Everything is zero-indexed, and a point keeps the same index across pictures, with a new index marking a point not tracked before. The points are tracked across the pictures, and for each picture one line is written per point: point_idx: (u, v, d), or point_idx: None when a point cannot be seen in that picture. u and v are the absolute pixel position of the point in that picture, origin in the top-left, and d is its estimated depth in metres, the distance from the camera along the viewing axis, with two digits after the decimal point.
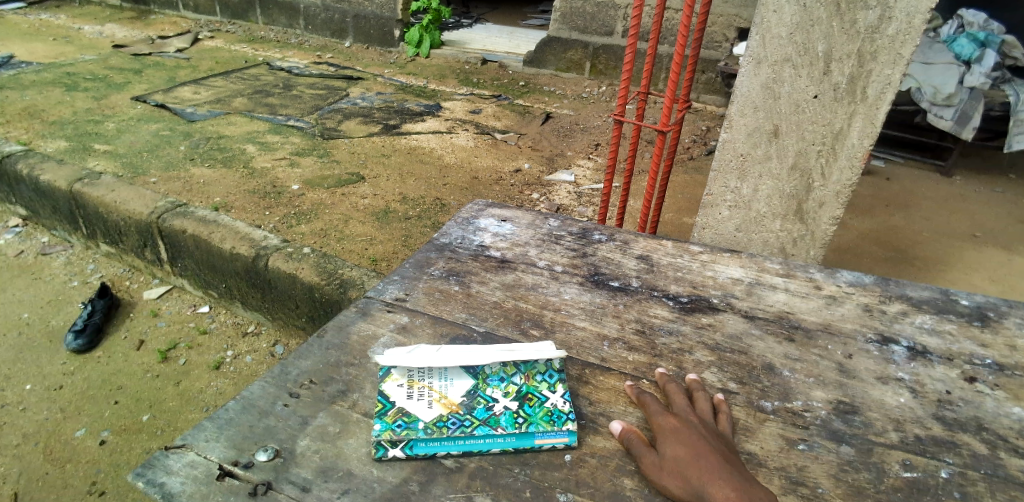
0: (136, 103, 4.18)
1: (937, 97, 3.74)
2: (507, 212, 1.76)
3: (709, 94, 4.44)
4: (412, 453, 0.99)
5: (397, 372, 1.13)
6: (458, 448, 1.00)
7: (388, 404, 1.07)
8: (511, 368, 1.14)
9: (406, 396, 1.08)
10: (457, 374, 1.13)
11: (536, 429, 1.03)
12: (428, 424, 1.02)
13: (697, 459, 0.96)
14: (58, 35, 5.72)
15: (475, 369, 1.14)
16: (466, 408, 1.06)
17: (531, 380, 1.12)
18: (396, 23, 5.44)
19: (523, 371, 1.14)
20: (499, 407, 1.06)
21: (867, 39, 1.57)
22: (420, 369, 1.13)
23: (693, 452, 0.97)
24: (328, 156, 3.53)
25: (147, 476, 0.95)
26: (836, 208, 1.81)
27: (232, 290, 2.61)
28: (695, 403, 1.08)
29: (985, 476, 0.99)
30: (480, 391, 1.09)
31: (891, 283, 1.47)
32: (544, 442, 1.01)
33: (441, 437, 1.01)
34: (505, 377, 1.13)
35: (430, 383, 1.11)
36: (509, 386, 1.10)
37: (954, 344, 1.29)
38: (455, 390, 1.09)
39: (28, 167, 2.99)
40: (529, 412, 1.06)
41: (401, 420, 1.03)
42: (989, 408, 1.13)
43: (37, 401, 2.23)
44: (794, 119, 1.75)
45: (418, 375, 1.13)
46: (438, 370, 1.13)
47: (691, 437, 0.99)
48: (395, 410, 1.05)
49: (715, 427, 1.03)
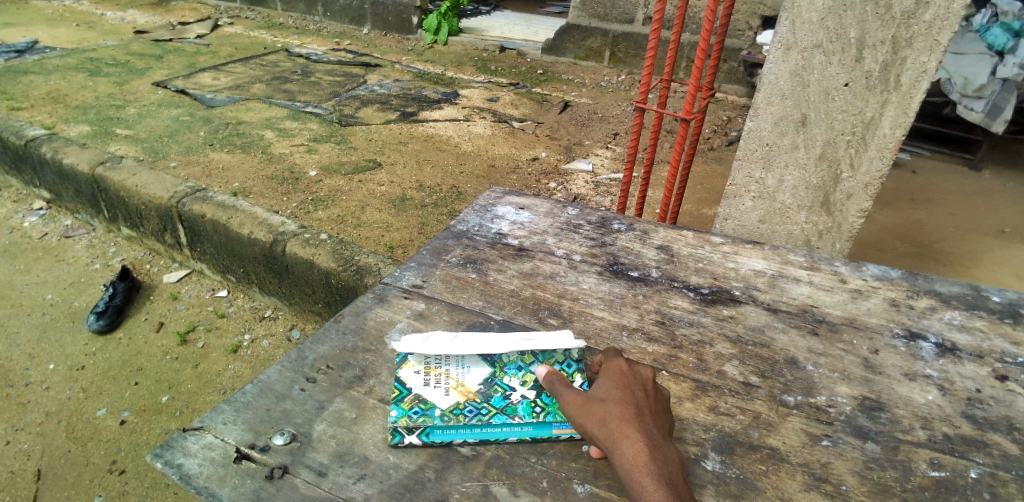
0: (157, 88, 4.21)
1: (967, 88, 3.68)
2: (525, 200, 1.74)
3: (731, 84, 4.37)
4: (429, 440, 0.98)
5: (413, 358, 1.11)
6: (474, 436, 1.00)
7: (405, 390, 1.06)
8: (530, 356, 1.11)
9: (423, 382, 1.07)
10: (474, 362, 1.11)
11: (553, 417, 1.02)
12: (444, 411, 1.02)
13: (609, 436, 0.93)
14: (82, 20, 5.78)
15: (493, 357, 1.11)
16: (483, 396, 1.05)
17: (549, 370, 1.09)
18: (414, 9, 5.42)
19: (542, 360, 1.11)
20: (516, 396, 1.05)
21: (903, 24, 1.53)
22: (437, 356, 1.11)
23: (608, 427, 0.94)
24: (345, 143, 3.54)
25: (165, 457, 0.95)
26: (864, 200, 1.77)
27: (249, 275, 2.63)
28: (623, 376, 1.01)
29: (1017, 477, 0.96)
30: (497, 380, 1.08)
31: (919, 277, 1.43)
32: (560, 432, 1.00)
33: (457, 424, 1.01)
34: (523, 366, 1.10)
35: (447, 370, 1.09)
36: (527, 376, 1.09)
37: (984, 341, 1.25)
38: (471, 378, 1.08)
39: (51, 150, 3.03)
40: (547, 401, 1.05)
41: (418, 406, 1.03)
42: (1020, 407, 1.09)
43: (60, 380, 2.27)
44: (823, 107, 1.71)
45: (434, 361, 1.11)
46: (455, 357, 1.11)
47: (610, 410, 0.96)
48: (412, 397, 1.04)
49: (638, 393, 0.99)
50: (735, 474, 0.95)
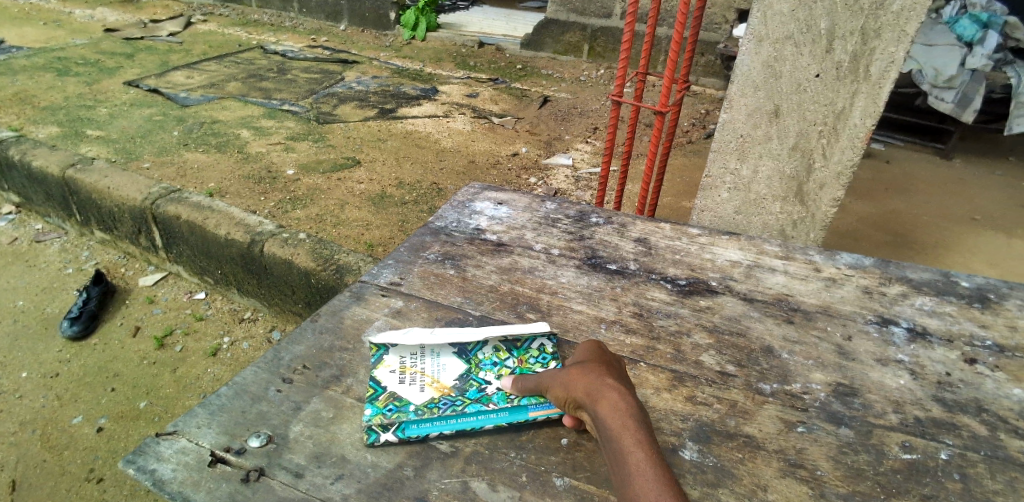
0: (129, 88, 4.13)
1: (938, 79, 3.72)
2: (503, 195, 1.74)
3: (708, 77, 4.40)
4: (405, 435, 0.98)
5: (389, 358, 1.11)
6: (450, 428, 1.00)
7: (380, 390, 1.05)
8: (504, 353, 1.15)
9: (398, 382, 1.07)
10: (450, 357, 1.12)
11: (528, 402, 1.04)
12: (419, 407, 1.02)
13: (589, 389, 0.96)
14: (49, 19, 5.64)
15: (468, 354, 1.13)
16: (459, 390, 1.07)
17: (524, 362, 1.12)
18: (391, 5, 5.37)
19: (515, 356, 1.14)
20: (492, 388, 1.07)
21: (871, 15, 1.55)
22: (413, 354, 1.12)
23: (587, 387, 0.96)
24: (323, 141, 3.50)
25: (138, 463, 0.94)
26: (837, 190, 1.79)
27: (227, 276, 2.60)
28: (595, 349, 1.06)
29: (985, 457, 0.98)
30: (473, 375, 1.10)
31: (891, 265, 1.46)
32: (537, 414, 1.01)
33: (432, 417, 1.01)
34: (498, 360, 1.13)
35: (422, 369, 1.10)
36: (502, 370, 1.11)
37: (953, 325, 1.28)
38: (447, 373, 1.09)
39: (20, 153, 2.96)
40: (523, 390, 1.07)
41: (393, 404, 1.02)
42: (989, 389, 1.12)
43: (33, 388, 2.23)
44: (796, 99, 1.73)
45: (409, 360, 1.11)
46: (431, 354, 1.13)
47: (585, 374, 0.99)
48: (387, 396, 1.04)
49: (609, 363, 1.03)
50: (713, 462, 0.96)
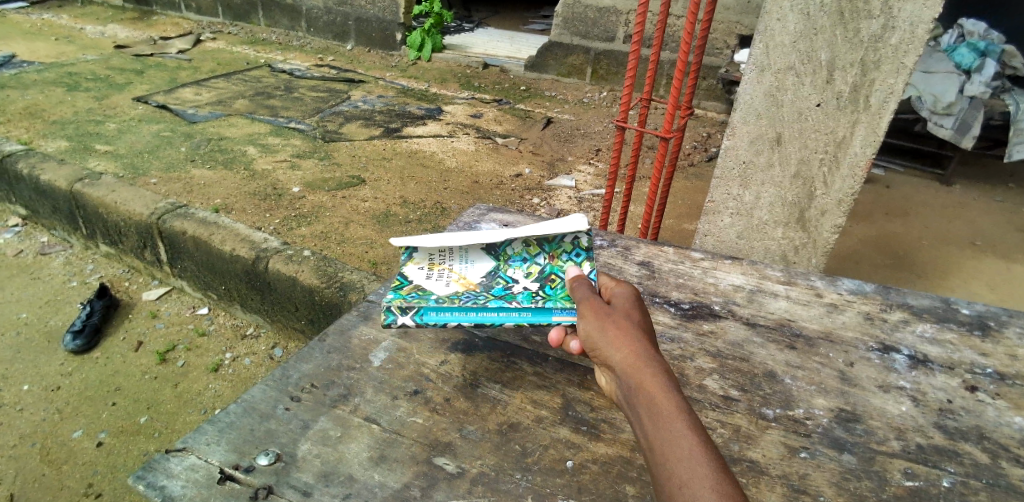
0: (137, 103, 4.19)
1: (937, 105, 3.77)
2: (508, 217, 1.76)
3: (710, 101, 4.45)
4: (422, 321, 1.12)
5: (418, 256, 1.29)
6: (468, 320, 1.12)
7: (405, 282, 1.22)
8: (534, 249, 1.31)
9: (425, 276, 1.24)
10: (478, 257, 1.29)
11: (554, 305, 1.15)
12: (439, 297, 1.17)
13: (622, 352, 0.94)
14: (60, 35, 5.73)
15: (496, 251, 1.31)
16: (482, 286, 1.22)
17: (555, 261, 1.27)
18: (397, 26, 5.44)
19: (547, 251, 1.30)
20: (518, 287, 1.21)
21: (870, 48, 1.59)
22: (441, 254, 1.30)
23: (622, 349, 0.95)
24: (329, 159, 3.54)
25: (147, 479, 0.95)
26: (838, 216, 1.82)
27: (231, 292, 2.61)
28: (631, 307, 1.03)
29: (986, 485, 0.99)
30: (501, 273, 1.26)
31: (892, 291, 1.48)
32: (560, 318, 1.11)
33: (451, 307, 1.14)
34: (528, 258, 1.29)
35: (450, 266, 1.28)
36: (532, 268, 1.26)
37: (954, 352, 1.29)
38: (472, 272, 1.25)
39: (29, 167, 2.99)
40: (549, 291, 1.19)
41: (416, 292, 1.18)
42: (989, 417, 1.13)
43: (34, 401, 2.23)
44: (797, 127, 1.77)
45: (438, 258, 1.30)
46: (459, 255, 1.30)
47: (621, 336, 0.96)
48: (411, 285, 1.21)
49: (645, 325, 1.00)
50: None
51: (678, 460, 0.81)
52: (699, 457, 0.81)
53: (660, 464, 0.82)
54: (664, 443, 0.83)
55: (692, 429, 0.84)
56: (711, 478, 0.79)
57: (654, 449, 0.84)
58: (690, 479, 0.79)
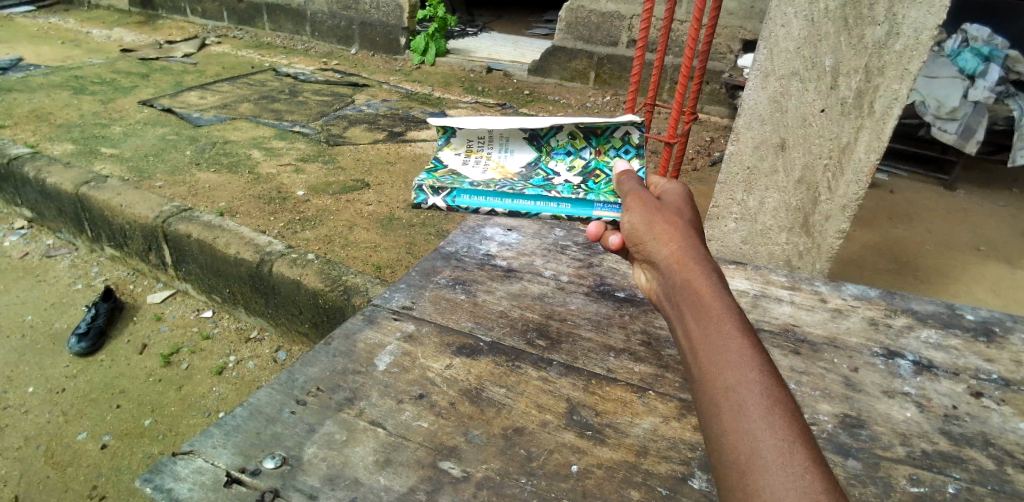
0: (143, 107, 4.21)
1: (941, 111, 3.76)
2: (513, 222, 1.76)
3: (713, 105, 4.46)
4: (454, 204, 1.18)
5: (455, 142, 1.33)
6: (504, 207, 1.19)
7: (441, 165, 1.27)
8: (580, 142, 1.33)
9: (461, 162, 1.29)
10: (518, 148, 1.33)
11: (599, 198, 1.19)
12: (475, 182, 1.21)
13: (666, 241, 0.92)
14: (67, 38, 5.77)
15: (539, 142, 1.34)
16: (520, 177, 1.26)
17: (602, 157, 1.29)
18: (402, 30, 5.46)
19: (593, 146, 1.32)
20: (559, 180, 1.25)
21: (874, 54, 1.61)
22: (479, 140, 1.34)
23: (670, 247, 0.91)
24: (333, 163, 3.55)
25: (155, 481, 0.95)
26: (841, 222, 1.85)
27: (235, 295, 2.62)
28: (682, 206, 1.00)
29: (992, 491, 0.99)
30: (542, 165, 1.30)
31: (896, 297, 1.48)
32: (602, 215, 1.15)
33: (486, 192, 1.19)
34: (573, 151, 1.32)
35: (487, 154, 1.32)
36: (576, 162, 1.30)
37: (959, 358, 1.29)
38: (511, 162, 1.30)
39: (35, 170, 3.01)
40: (592, 186, 1.23)
41: (449, 175, 1.23)
42: (995, 423, 1.13)
43: (39, 403, 2.24)
44: (801, 133, 1.79)
45: (475, 145, 1.33)
46: (499, 143, 1.34)
47: (669, 228, 0.94)
48: (446, 169, 1.26)
49: (694, 222, 0.97)
50: None
51: (716, 347, 0.77)
52: (739, 345, 0.77)
53: (696, 353, 0.79)
54: (704, 331, 0.80)
55: (734, 317, 0.80)
56: (750, 366, 0.75)
57: (690, 338, 0.81)
58: (727, 365, 0.76)
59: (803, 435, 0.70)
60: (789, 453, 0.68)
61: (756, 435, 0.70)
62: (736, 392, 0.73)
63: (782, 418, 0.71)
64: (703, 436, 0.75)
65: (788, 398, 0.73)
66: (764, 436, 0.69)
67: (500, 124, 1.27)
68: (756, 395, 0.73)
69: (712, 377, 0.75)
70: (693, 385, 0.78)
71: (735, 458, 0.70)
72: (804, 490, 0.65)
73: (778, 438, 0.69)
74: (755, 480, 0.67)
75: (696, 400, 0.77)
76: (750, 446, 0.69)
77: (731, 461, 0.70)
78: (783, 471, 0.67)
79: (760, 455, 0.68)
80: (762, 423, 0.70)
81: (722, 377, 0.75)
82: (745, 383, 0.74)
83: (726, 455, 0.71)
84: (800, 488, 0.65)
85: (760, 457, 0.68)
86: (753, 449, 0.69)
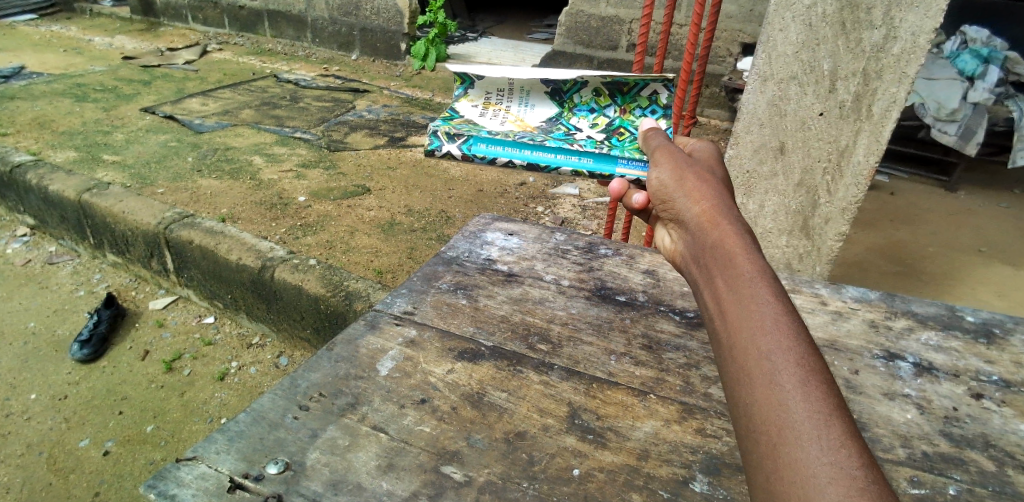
0: (145, 114, 4.23)
1: (941, 112, 3.77)
2: (513, 226, 1.77)
3: (713, 108, 4.47)
4: (469, 152, 1.23)
5: (474, 93, 1.35)
6: (522, 159, 1.22)
7: (457, 116, 1.31)
8: (605, 99, 1.33)
9: (479, 114, 1.32)
10: (539, 102, 1.34)
11: (619, 155, 1.21)
12: (492, 132, 1.26)
13: (695, 201, 0.93)
14: (69, 46, 5.80)
15: (561, 97, 1.34)
16: (540, 131, 1.29)
17: (627, 115, 1.30)
18: (402, 36, 5.48)
19: (618, 103, 1.32)
20: (582, 136, 1.28)
21: (872, 57, 1.66)
22: (498, 92, 1.35)
23: (702, 206, 0.92)
24: (334, 169, 3.56)
25: (158, 487, 0.96)
26: (842, 224, 1.90)
27: (237, 301, 2.62)
28: (712, 170, 1.01)
29: (993, 493, 0.99)
30: (563, 119, 1.32)
31: (896, 298, 1.48)
32: (624, 173, 1.20)
33: (504, 143, 1.23)
34: (597, 108, 1.33)
35: (506, 107, 1.34)
36: (600, 120, 1.31)
37: (960, 360, 1.29)
38: (531, 116, 1.32)
39: (38, 177, 3.02)
40: (615, 142, 1.25)
41: (466, 124, 1.28)
42: (996, 424, 1.13)
43: (42, 410, 2.25)
44: (800, 135, 1.84)
45: (494, 97, 1.34)
46: (518, 96, 1.34)
47: (698, 189, 0.95)
48: (463, 119, 1.30)
49: (725, 186, 0.98)
50: (722, 495, 0.97)
51: (749, 312, 0.77)
52: (773, 312, 0.76)
53: (727, 318, 0.78)
54: (735, 291, 0.80)
55: (769, 284, 0.79)
56: (785, 334, 0.74)
57: (722, 303, 0.80)
58: (760, 331, 0.75)
59: (839, 407, 0.68)
60: (824, 425, 0.66)
61: (789, 404, 0.68)
62: (769, 360, 0.72)
63: (818, 389, 0.69)
64: (732, 403, 0.74)
65: (821, 365, 0.72)
66: (798, 406, 0.68)
67: (520, 75, 1.28)
68: (790, 363, 0.72)
69: (744, 338, 0.75)
70: (723, 352, 0.77)
71: (765, 426, 0.69)
72: (838, 462, 0.63)
73: (812, 410, 0.67)
74: (786, 449, 0.66)
75: (726, 367, 0.76)
76: (783, 414, 0.68)
77: (762, 431, 0.69)
78: (817, 442, 0.65)
79: (792, 424, 0.67)
80: (797, 392, 0.69)
81: (755, 343, 0.74)
82: (777, 348, 0.73)
83: (757, 422, 0.69)
84: (835, 462, 0.63)
85: (792, 427, 0.67)
86: (784, 417, 0.68)
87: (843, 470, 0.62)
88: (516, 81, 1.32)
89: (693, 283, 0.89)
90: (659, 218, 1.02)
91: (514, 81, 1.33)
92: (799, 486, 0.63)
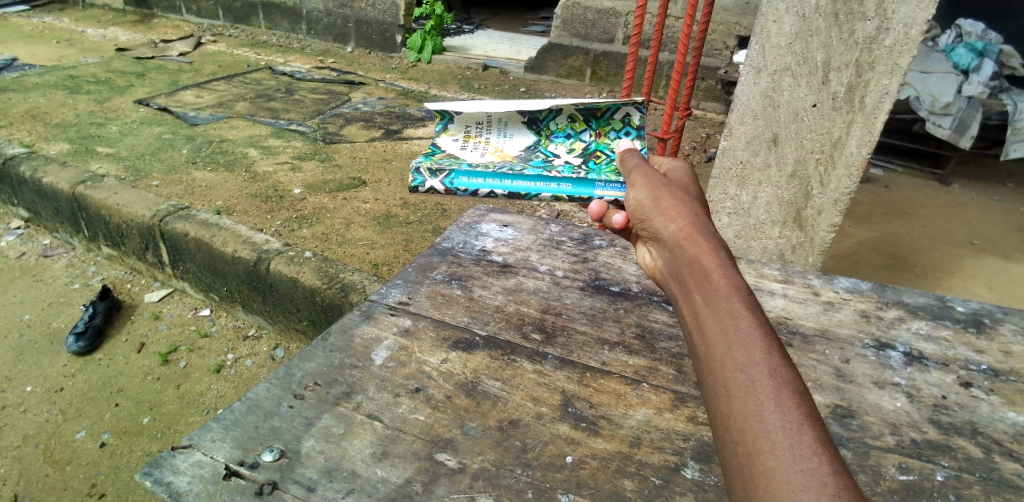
0: (139, 106, 4.21)
1: (936, 105, 3.77)
2: (508, 218, 1.77)
3: (709, 101, 4.47)
4: (451, 186, 1.17)
5: (454, 128, 1.31)
6: (502, 189, 1.17)
7: (439, 150, 1.26)
8: (580, 125, 1.32)
9: (459, 148, 1.27)
10: (517, 132, 1.31)
11: (597, 178, 1.19)
12: (473, 163, 1.21)
13: (673, 218, 0.93)
14: (62, 38, 5.76)
15: (537, 126, 1.31)
16: (520, 159, 1.25)
17: (601, 139, 1.30)
18: (397, 28, 5.45)
19: (593, 128, 1.32)
20: (560, 162, 1.25)
21: (865, 49, 1.67)
22: (477, 125, 1.31)
23: (678, 223, 0.92)
24: (329, 161, 3.55)
25: (154, 475, 0.96)
26: (834, 215, 1.92)
27: (232, 294, 2.63)
28: (686, 188, 1.00)
29: (980, 479, 1.00)
30: (542, 147, 1.29)
31: (888, 289, 1.49)
32: (603, 194, 1.17)
33: (484, 175, 1.19)
34: (574, 134, 1.31)
35: (486, 139, 1.30)
36: (577, 145, 1.30)
37: (950, 349, 1.31)
38: (511, 146, 1.28)
39: (31, 169, 3.00)
40: (592, 166, 1.25)
41: (447, 159, 1.23)
42: (984, 412, 1.14)
43: (37, 402, 2.25)
44: (793, 127, 1.86)
45: (474, 131, 1.31)
46: (497, 128, 1.31)
47: (675, 207, 0.94)
48: (444, 153, 1.25)
49: (700, 201, 0.97)
50: (714, 481, 0.98)
51: (725, 326, 0.77)
52: (748, 325, 0.76)
53: (703, 333, 0.78)
54: (709, 305, 0.80)
55: (744, 298, 0.79)
56: (760, 345, 0.74)
57: (699, 317, 0.80)
58: (737, 344, 0.75)
59: (812, 417, 0.69)
60: (796, 435, 0.67)
61: (763, 415, 0.69)
62: (745, 373, 0.72)
63: (791, 400, 0.70)
64: (710, 414, 0.74)
65: (795, 376, 0.72)
66: (772, 417, 0.69)
67: (499, 108, 1.24)
68: (766, 375, 0.72)
69: (719, 353, 0.75)
70: (701, 364, 0.77)
71: (741, 437, 0.69)
72: (811, 472, 0.64)
73: (786, 421, 0.68)
74: (763, 461, 0.67)
75: (704, 380, 0.76)
76: (757, 425, 0.69)
77: (739, 442, 0.69)
78: (790, 453, 0.66)
79: (767, 435, 0.68)
80: (771, 403, 0.69)
81: (731, 355, 0.74)
82: (753, 362, 0.73)
83: (733, 434, 0.70)
84: (807, 471, 0.64)
85: (767, 439, 0.67)
86: (759, 429, 0.68)
87: (816, 479, 0.64)
88: (494, 113, 1.29)
89: (670, 299, 0.89)
90: (638, 235, 1.01)
91: (492, 114, 1.30)
92: (774, 496, 0.64)
